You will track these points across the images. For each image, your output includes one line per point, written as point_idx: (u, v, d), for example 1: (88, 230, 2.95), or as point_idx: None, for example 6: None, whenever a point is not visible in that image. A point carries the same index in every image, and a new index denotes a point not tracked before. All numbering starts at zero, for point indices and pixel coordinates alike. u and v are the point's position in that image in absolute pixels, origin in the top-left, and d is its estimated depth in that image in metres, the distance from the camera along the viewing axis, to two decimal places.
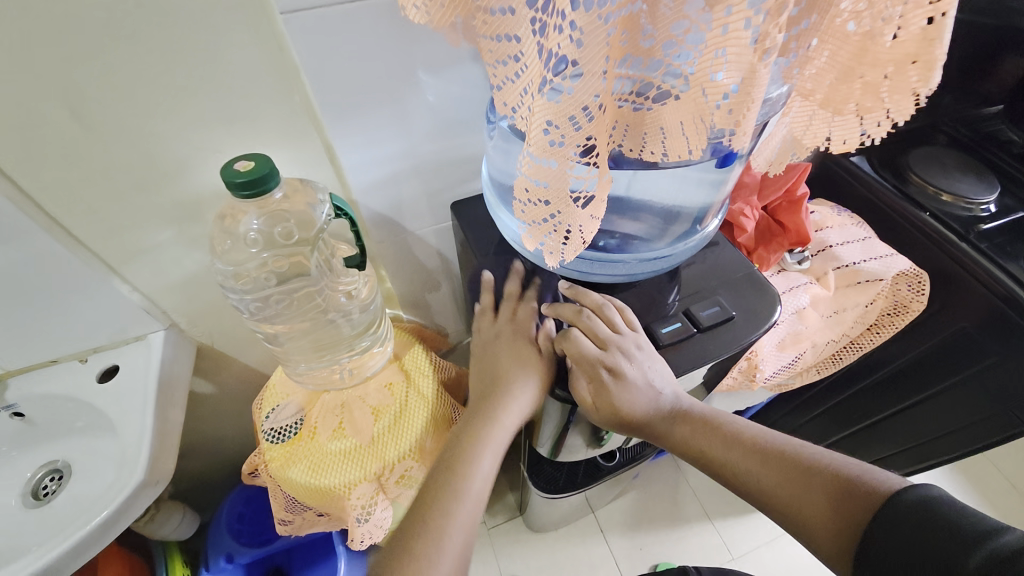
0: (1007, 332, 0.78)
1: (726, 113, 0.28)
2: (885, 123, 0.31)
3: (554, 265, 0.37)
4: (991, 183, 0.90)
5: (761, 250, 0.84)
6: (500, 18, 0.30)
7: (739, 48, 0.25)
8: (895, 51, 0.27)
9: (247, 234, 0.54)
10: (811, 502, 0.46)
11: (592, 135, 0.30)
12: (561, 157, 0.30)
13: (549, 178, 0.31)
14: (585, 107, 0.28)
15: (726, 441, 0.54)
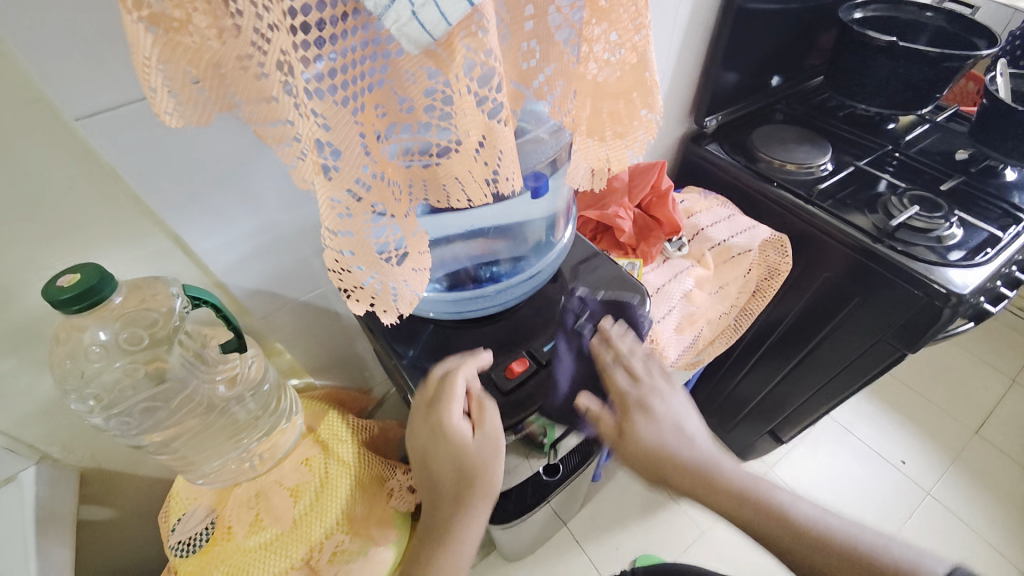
0: (867, 279, 0.88)
1: (483, 158, 0.31)
2: (641, 140, 0.35)
3: (395, 320, 0.38)
4: (824, 146, 1.02)
5: (642, 245, 0.89)
6: (260, 103, 0.30)
7: (472, 110, 0.28)
8: (618, 86, 0.32)
9: (91, 346, 0.51)
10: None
11: (377, 200, 0.31)
12: (354, 225, 0.31)
13: (351, 246, 0.32)
14: (357, 178, 0.29)
15: (764, 514, 0.56)
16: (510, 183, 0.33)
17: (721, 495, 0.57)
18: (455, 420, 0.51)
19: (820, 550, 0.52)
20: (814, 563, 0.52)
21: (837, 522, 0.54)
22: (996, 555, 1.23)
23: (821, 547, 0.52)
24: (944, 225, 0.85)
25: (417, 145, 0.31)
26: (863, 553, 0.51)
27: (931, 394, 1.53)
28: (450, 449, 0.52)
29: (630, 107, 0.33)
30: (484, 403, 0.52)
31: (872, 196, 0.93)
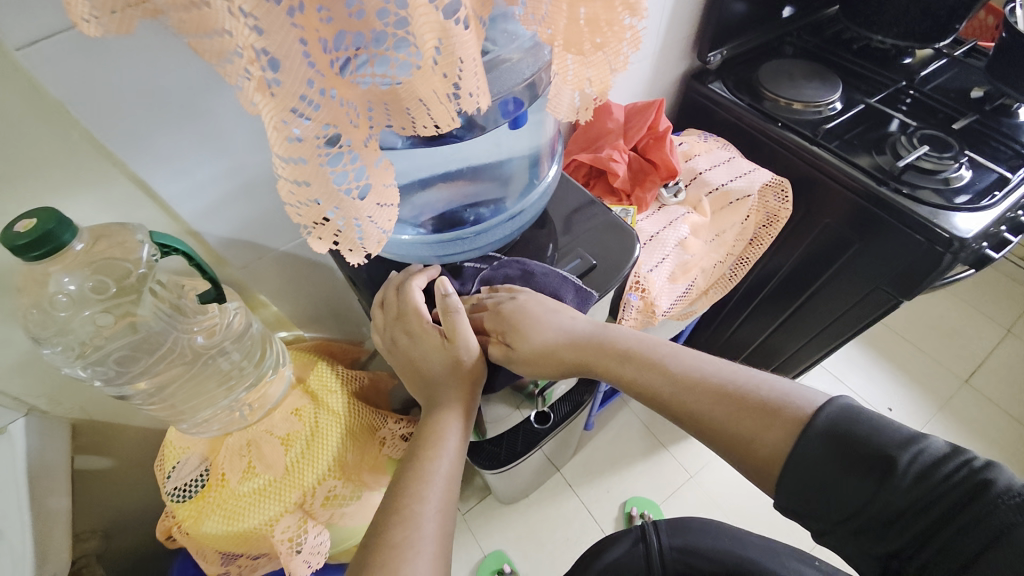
0: (868, 224, 0.85)
1: (442, 71, 0.27)
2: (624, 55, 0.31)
3: (363, 261, 0.35)
4: (834, 82, 0.95)
5: (637, 191, 0.85)
6: (192, 12, 0.26)
7: (424, 10, 0.25)
8: None
9: (56, 295, 0.48)
10: (744, 427, 0.45)
11: (329, 122, 0.28)
12: (306, 152, 0.28)
13: (306, 176, 0.29)
14: (303, 95, 0.26)
15: (660, 372, 0.52)
16: (475, 101, 0.29)
17: (616, 366, 0.54)
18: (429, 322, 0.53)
19: (711, 404, 0.48)
20: (719, 426, 0.47)
21: (734, 371, 0.50)
22: None
23: (721, 404, 0.47)
24: (953, 166, 0.81)
25: (373, 64, 0.28)
26: (761, 393, 0.46)
27: (925, 344, 1.53)
28: (427, 349, 0.53)
29: (610, 12, 0.28)
30: (452, 301, 0.51)
31: (879, 136, 0.89)
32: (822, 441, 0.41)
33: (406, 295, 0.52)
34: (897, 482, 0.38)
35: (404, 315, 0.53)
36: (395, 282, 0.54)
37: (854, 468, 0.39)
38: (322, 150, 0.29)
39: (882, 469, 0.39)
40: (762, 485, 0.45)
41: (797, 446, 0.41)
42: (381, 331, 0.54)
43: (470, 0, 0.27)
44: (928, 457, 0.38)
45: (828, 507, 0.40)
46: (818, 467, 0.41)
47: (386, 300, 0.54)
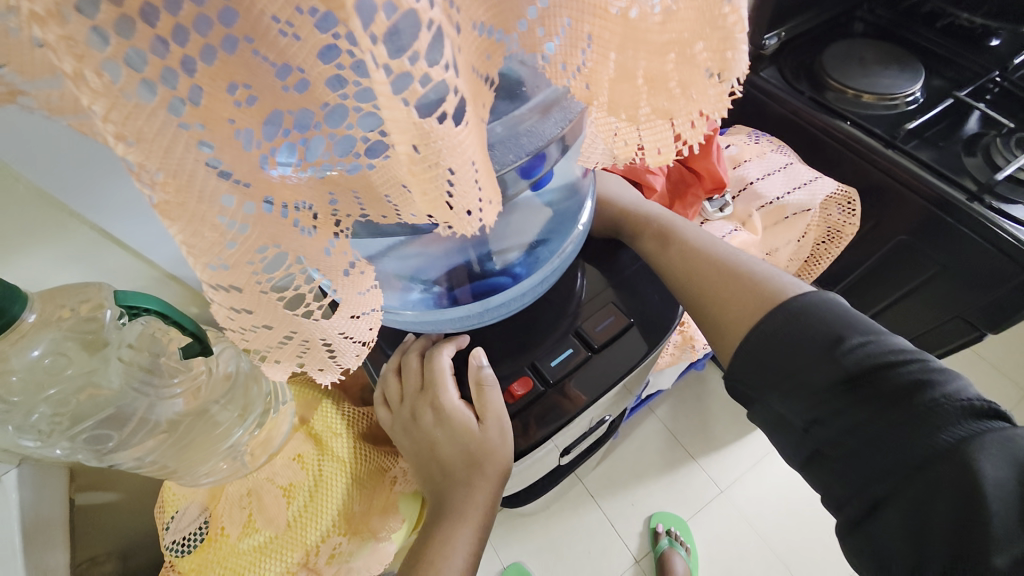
0: (944, 241, 0.73)
1: (422, 175, 0.18)
2: (700, 122, 0.21)
3: (339, 378, 0.27)
4: (915, 69, 0.80)
5: (677, 206, 0.74)
6: (59, 87, 0.18)
7: (387, 102, 0.15)
8: (667, 31, 0.18)
9: (9, 375, 0.41)
10: (736, 308, 0.44)
11: (270, 237, 0.20)
12: (240, 278, 0.20)
13: (244, 303, 0.21)
14: (223, 211, 0.18)
15: (678, 246, 0.49)
16: (475, 221, 0.20)
17: (635, 228, 0.51)
18: (455, 401, 0.42)
19: (715, 277, 0.46)
20: (713, 293, 0.46)
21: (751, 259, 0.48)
22: None
23: (722, 278, 0.46)
24: None
25: (330, 145, 0.19)
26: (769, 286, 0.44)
27: (989, 351, 1.38)
28: (443, 434, 0.43)
29: (688, 71, 0.19)
30: (485, 384, 0.43)
31: (967, 135, 0.75)
32: (793, 316, 0.41)
33: (433, 366, 0.43)
34: (841, 359, 0.38)
35: (421, 393, 0.43)
36: (416, 346, 0.45)
37: (813, 343, 0.40)
38: (263, 270, 0.21)
39: (835, 347, 0.39)
40: (719, 347, 0.46)
41: (781, 323, 0.41)
42: (395, 405, 0.44)
43: (466, 62, 0.17)
44: (887, 352, 0.38)
45: (773, 370, 0.41)
46: (780, 338, 0.41)
47: (401, 370, 0.44)
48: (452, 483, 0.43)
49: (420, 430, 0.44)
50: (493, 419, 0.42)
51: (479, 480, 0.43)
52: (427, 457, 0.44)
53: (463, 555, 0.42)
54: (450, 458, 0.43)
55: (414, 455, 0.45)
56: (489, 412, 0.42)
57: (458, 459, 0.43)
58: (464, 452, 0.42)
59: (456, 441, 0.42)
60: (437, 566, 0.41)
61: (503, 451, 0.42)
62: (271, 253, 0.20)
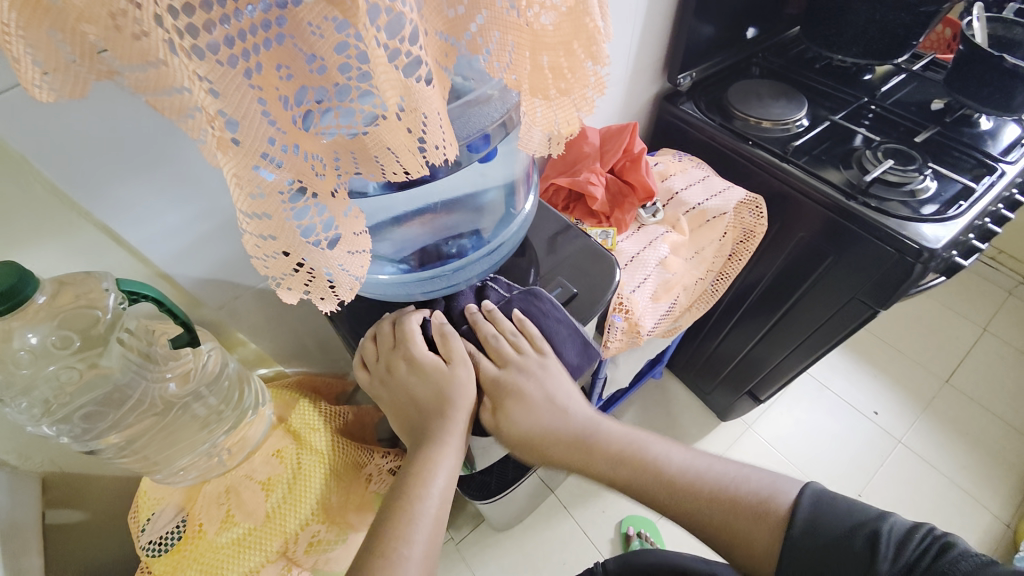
0: (837, 234, 0.87)
1: (403, 125, 0.28)
2: (591, 97, 0.32)
3: (335, 309, 0.34)
4: (800, 100, 0.98)
5: (617, 213, 0.86)
6: (147, 70, 0.26)
7: (386, 70, 0.25)
8: (556, 36, 0.28)
9: (19, 353, 0.47)
10: (739, 526, 0.48)
11: (295, 176, 0.28)
12: (271, 207, 0.28)
13: (271, 230, 0.29)
14: (266, 152, 0.26)
15: (660, 477, 0.53)
16: (441, 152, 0.30)
17: (608, 459, 0.54)
18: (424, 350, 0.51)
19: (695, 503, 0.51)
20: (704, 518, 0.50)
21: (710, 459, 0.54)
22: (966, 497, 1.30)
23: (713, 500, 0.50)
24: (918, 178, 0.84)
25: (338, 115, 0.27)
26: (747, 491, 0.50)
27: (906, 346, 1.56)
28: (416, 380, 0.51)
29: (573, 60, 0.29)
30: (447, 333, 0.52)
31: (846, 150, 0.92)
32: (808, 530, 0.45)
33: (403, 326, 0.51)
34: (882, 560, 0.41)
35: (393, 349, 0.52)
36: (389, 317, 0.53)
37: (841, 553, 0.43)
38: (287, 201, 0.28)
39: (869, 548, 0.42)
40: (743, 568, 0.49)
41: (793, 549, 0.45)
42: (372, 365, 0.52)
43: (431, 55, 0.27)
44: (920, 537, 0.42)
45: None
46: (808, 559, 0.44)
47: (374, 335, 0.53)
48: (427, 419, 0.51)
49: (396, 380, 0.51)
50: (454, 361, 0.51)
51: (448, 412, 0.51)
52: (405, 403, 0.52)
53: (448, 472, 0.49)
54: (426, 398, 0.51)
55: (395, 404, 0.53)
56: (454, 355, 0.51)
57: (430, 397, 0.51)
58: (434, 392, 0.51)
59: (427, 383, 0.51)
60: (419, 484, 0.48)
61: (467, 384, 0.51)
62: (294, 189, 0.28)
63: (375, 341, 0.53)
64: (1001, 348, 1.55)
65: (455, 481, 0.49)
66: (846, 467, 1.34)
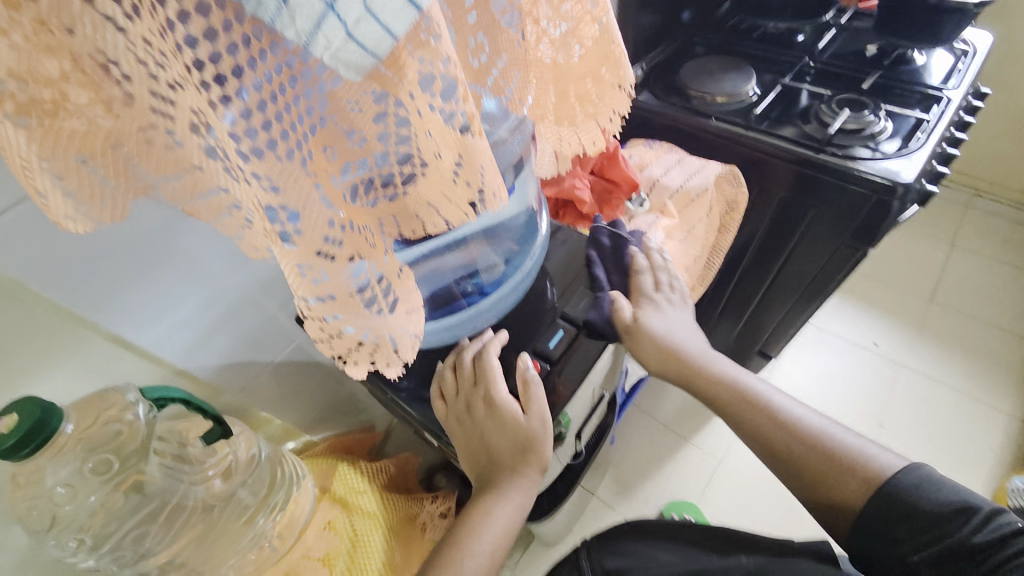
0: (814, 189, 0.91)
1: (456, 179, 0.28)
2: (616, 116, 0.33)
3: (399, 373, 0.34)
4: (748, 70, 1.02)
5: (607, 210, 0.88)
6: (180, 177, 0.25)
7: (440, 127, 0.25)
8: (581, 66, 0.30)
9: (53, 490, 0.44)
10: (826, 468, 0.52)
11: (353, 253, 0.27)
12: (333, 287, 0.27)
13: (337, 309, 0.28)
14: (325, 235, 0.25)
15: (770, 415, 0.57)
16: (498, 197, 0.30)
17: (722, 389, 0.61)
18: (505, 395, 0.51)
19: (800, 441, 0.55)
20: (805, 457, 0.54)
21: (830, 423, 0.56)
22: (975, 404, 1.37)
23: (815, 445, 0.54)
24: (876, 121, 0.89)
25: (379, 181, 0.28)
26: (847, 450, 0.52)
27: (886, 276, 1.63)
28: (501, 425, 0.52)
29: (600, 85, 0.31)
30: (530, 381, 0.52)
31: (801, 108, 0.96)
32: (890, 496, 0.47)
33: (486, 361, 0.52)
34: (969, 535, 0.43)
35: (477, 389, 0.52)
36: (468, 351, 0.54)
37: (918, 517, 0.46)
38: (347, 278, 0.27)
39: (954, 518, 0.44)
40: (820, 515, 0.53)
41: (876, 494, 0.48)
42: (452, 397, 0.52)
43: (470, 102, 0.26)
44: (1006, 526, 0.42)
45: (887, 539, 0.47)
46: (888, 514, 0.47)
47: (460, 370, 0.53)
48: (504, 464, 0.53)
49: (474, 419, 0.52)
50: (534, 416, 0.51)
51: (527, 464, 0.53)
52: (477, 444, 0.53)
53: (504, 525, 0.52)
54: (500, 443, 0.52)
55: (468, 442, 0.53)
56: (533, 406, 0.51)
57: (507, 448, 0.52)
58: (512, 444, 0.52)
59: (506, 434, 0.52)
60: (484, 526, 0.52)
61: (542, 438, 0.52)
62: (354, 263, 0.28)
63: (457, 378, 0.53)
64: (971, 258, 1.64)
65: (510, 532, 0.52)
66: (862, 402, 1.39)
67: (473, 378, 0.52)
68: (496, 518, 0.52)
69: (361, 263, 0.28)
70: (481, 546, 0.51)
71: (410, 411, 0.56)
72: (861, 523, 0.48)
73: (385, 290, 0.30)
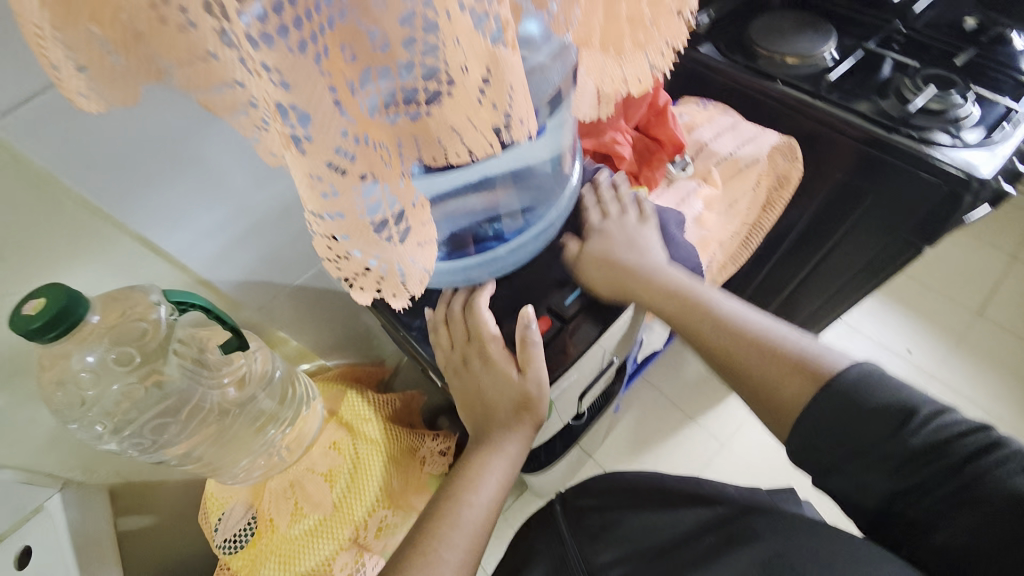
0: (879, 174, 0.83)
1: (481, 98, 0.25)
2: (667, 52, 0.30)
3: (407, 304, 0.33)
4: (828, 30, 0.92)
5: (646, 171, 0.82)
6: (193, 67, 0.23)
7: (469, 33, 0.23)
8: None
9: (79, 373, 0.47)
10: (773, 373, 0.49)
11: (366, 171, 0.26)
12: (343, 205, 0.26)
13: (345, 229, 0.27)
14: (337, 146, 0.24)
15: (717, 326, 0.53)
16: (525, 127, 0.28)
17: (663, 300, 0.56)
18: (500, 350, 0.51)
19: (748, 351, 0.51)
20: (751, 362, 0.50)
21: (782, 328, 0.52)
22: (1000, 425, 1.30)
23: (763, 351, 0.50)
24: (961, 104, 0.79)
25: (402, 95, 0.25)
26: (796, 352, 0.49)
27: (935, 280, 1.53)
28: (493, 381, 0.52)
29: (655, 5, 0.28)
30: (528, 339, 0.50)
31: (880, 80, 0.86)
32: (842, 393, 0.43)
33: (478, 315, 0.51)
34: (909, 434, 0.40)
35: (470, 343, 0.51)
36: (460, 299, 0.53)
37: (875, 420, 0.41)
38: (358, 198, 0.26)
39: (905, 420, 0.41)
40: (763, 418, 0.50)
41: (825, 393, 0.44)
42: (446, 351, 0.52)
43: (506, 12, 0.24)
44: (956, 423, 0.40)
45: (841, 443, 0.43)
46: (838, 413, 0.43)
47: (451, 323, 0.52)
48: (497, 418, 0.53)
49: (470, 373, 0.52)
50: (527, 371, 0.50)
51: (518, 419, 0.53)
52: (474, 396, 0.54)
53: (497, 472, 0.53)
54: (494, 398, 0.53)
55: (463, 395, 0.54)
56: (528, 364, 0.50)
57: (500, 401, 0.53)
58: (505, 398, 0.52)
59: (498, 388, 0.52)
60: (479, 475, 0.53)
61: (539, 398, 0.51)
62: (366, 183, 0.26)
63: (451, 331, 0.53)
64: None
65: (507, 483, 0.53)
66: None
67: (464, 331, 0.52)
68: (491, 469, 0.53)
69: (373, 186, 0.26)
70: (478, 493, 0.52)
71: (423, 351, 0.55)
72: (804, 423, 0.45)
73: (396, 217, 0.28)
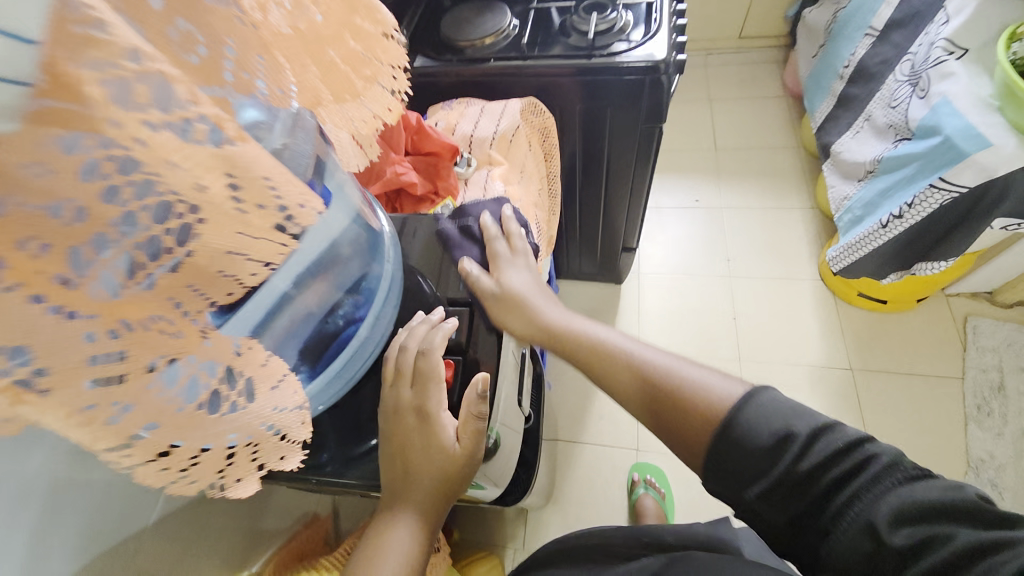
0: (601, 93, 0.98)
1: (236, 199, 0.30)
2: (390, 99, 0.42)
3: (288, 464, 0.42)
4: (498, 5, 1.04)
5: (439, 183, 0.85)
6: None
7: (182, 156, 0.27)
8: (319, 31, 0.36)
9: None
10: (686, 418, 0.53)
11: (181, 330, 0.32)
12: (163, 393, 0.32)
13: (178, 412, 0.33)
14: (135, 323, 0.29)
15: (620, 375, 0.60)
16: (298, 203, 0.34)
17: (577, 348, 0.63)
18: (443, 423, 0.52)
19: (656, 388, 0.57)
20: (666, 415, 0.55)
21: (682, 364, 0.58)
22: (772, 212, 1.71)
23: (674, 393, 0.55)
24: (619, 15, 0.96)
25: (156, 240, 0.28)
26: (707, 396, 0.53)
27: (679, 143, 1.91)
28: (432, 448, 0.52)
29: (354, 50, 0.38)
30: (470, 419, 0.52)
31: (557, 25, 1.01)
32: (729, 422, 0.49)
33: (430, 358, 0.52)
34: (795, 464, 0.46)
35: (411, 397, 0.52)
36: (412, 351, 0.53)
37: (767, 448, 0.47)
38: (180, 378, 0.33)
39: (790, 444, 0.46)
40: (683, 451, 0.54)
41: (722, 424, 0.50)
42: (391, 395, 0.53)
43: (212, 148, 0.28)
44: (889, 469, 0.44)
45: (737, 475, 0.48)
46: (726, 445, 0.49)
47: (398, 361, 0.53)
48: (422, 489, 0.52)
49: (401, 427, 0.52)
50: (460, 448, 0.52)
51: (447, 496, 0.53)
52: (399, 459, 0.52)
53: (393, 554, 0.50)
54: (425, 464, 0.51)
55: (388, 457, 0.52)
56: (450, 437, 0.52)
57: (435, 472, 0.52)
58: (443, 471, 0.52)
59: (432, 457, 0.51)
60: (390, 545, 0.50)
61: (467, 474, 0.53)
62: (175, 362, 0.32)
63: (397, 372, 0.53)
64: (728, 102, 1.98)
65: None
66: (704, 250, 1.66)
67: (404, 400, 0.53)
68: (401, 538, 0.51)
69: (195, 386, 0.34)
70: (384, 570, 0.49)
71: (345, 480, 0.54)
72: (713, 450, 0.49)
73: (236, 392, 0.37)
